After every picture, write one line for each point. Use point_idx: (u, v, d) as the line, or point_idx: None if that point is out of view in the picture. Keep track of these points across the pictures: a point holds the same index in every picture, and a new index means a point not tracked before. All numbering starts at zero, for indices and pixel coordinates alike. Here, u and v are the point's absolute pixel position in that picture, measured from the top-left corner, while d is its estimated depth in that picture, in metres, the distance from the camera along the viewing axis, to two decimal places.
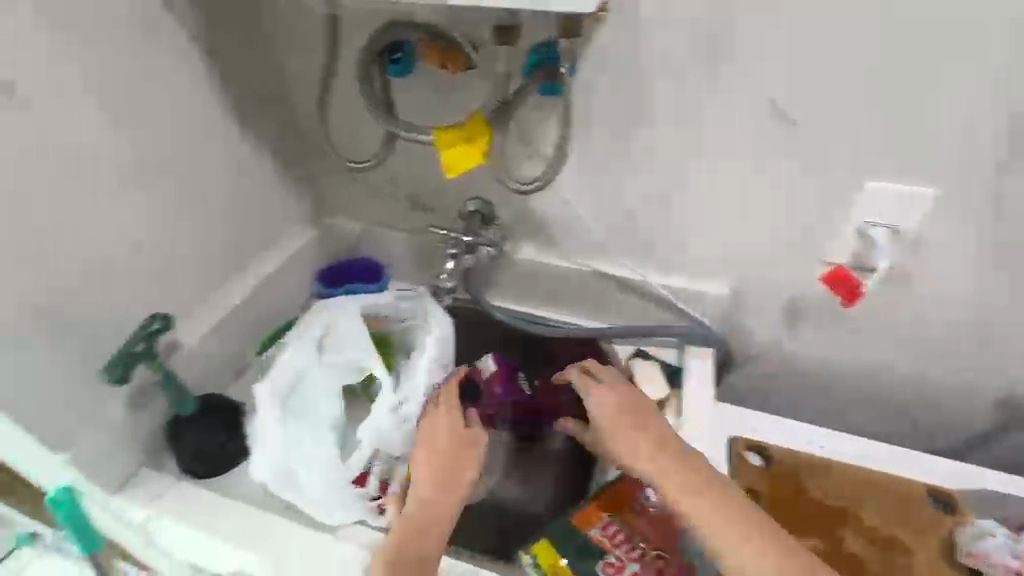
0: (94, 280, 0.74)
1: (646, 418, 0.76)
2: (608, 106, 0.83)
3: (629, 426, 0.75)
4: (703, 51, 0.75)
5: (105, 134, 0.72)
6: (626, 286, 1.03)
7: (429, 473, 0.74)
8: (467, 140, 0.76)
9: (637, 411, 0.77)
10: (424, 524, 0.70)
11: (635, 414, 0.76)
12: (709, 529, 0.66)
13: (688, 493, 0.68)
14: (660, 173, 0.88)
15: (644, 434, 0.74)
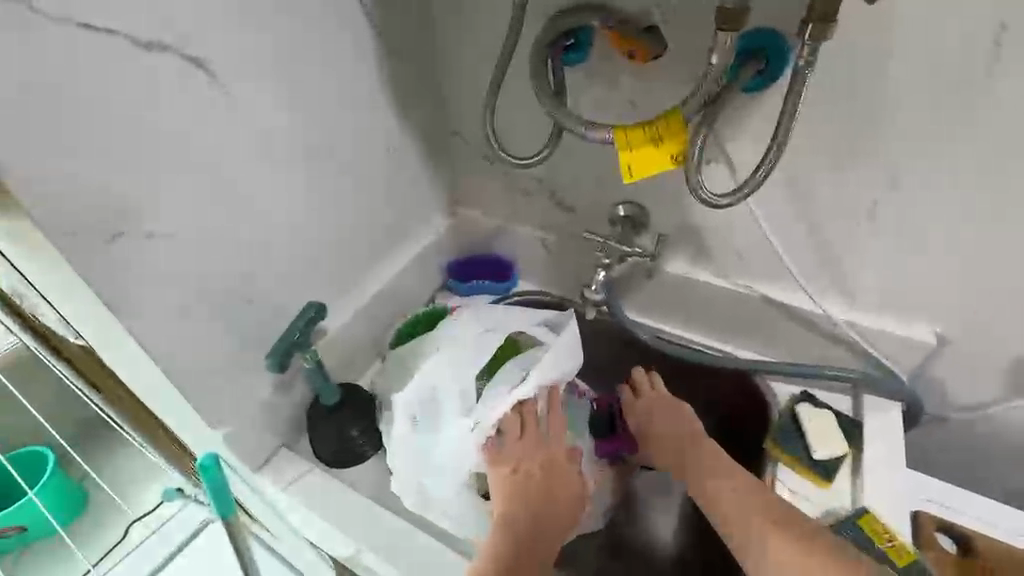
0: (263, 259, 0.75)
1: (698, 434, 0.81)
2: (829, 107, 0.70)
3: (676, 441, 0.81)
4: (981, 46, 0.61)
5: (286, 113, 0.72)
6: (796, 317, 0.88)
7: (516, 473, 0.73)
8: (657, 143, 0.66)
9: (678, 426, 0.82)
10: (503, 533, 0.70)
11: (678, 425, 0.82)
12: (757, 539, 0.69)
13: (738, 498, 0.73)
14: (874, 191, 0.74)
15: (695, 447, 0.79)
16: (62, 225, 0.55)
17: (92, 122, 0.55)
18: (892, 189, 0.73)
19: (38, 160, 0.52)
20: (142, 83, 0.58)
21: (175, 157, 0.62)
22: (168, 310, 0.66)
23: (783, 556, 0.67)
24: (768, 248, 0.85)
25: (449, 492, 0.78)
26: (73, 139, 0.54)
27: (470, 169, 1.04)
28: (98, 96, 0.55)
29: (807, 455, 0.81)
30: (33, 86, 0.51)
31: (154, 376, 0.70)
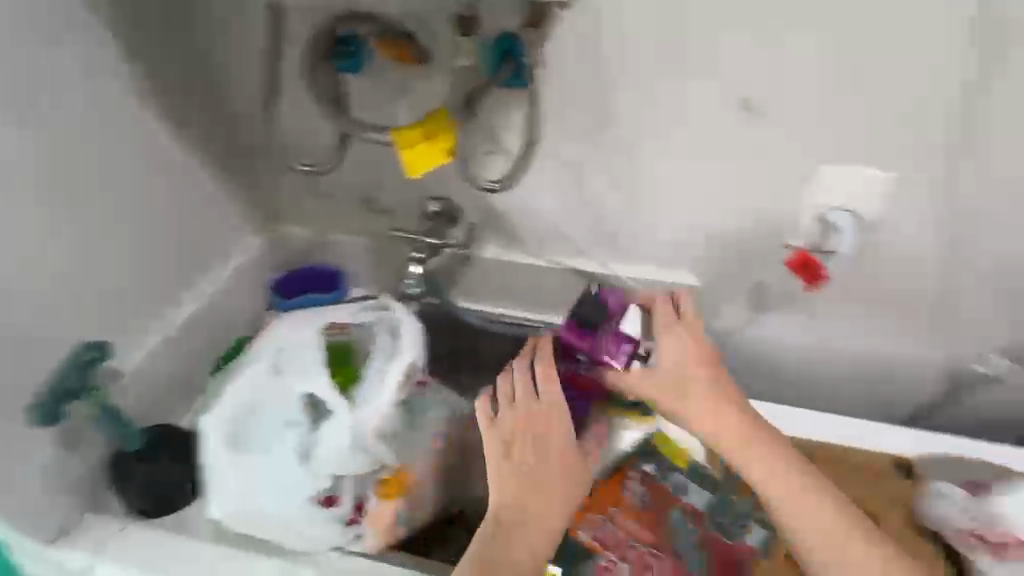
0: (25, 300, 0.68)
1: (717, 379, 0.68)
2: (575, 97, 0.83)
3: (673, 393, 0.68)
4: (665, 42, 0.76)
5: (16, 133, 0.65)
6: (594, 281, 1.01)
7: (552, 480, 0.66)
8: (427, 139, 0.72)
9: (704, 359, 0.68)
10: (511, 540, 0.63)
11: (691, 371, 0.68)
12: (798, 512, 0.65)
13: (770, 463, 0.67)
14: (625, 164, 0.87)
15: (715, 405, 0.67)
16: None
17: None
18: (637, 161, 0.87)
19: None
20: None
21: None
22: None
23: (804, 488, 0.66)
24: (558, 224, 0.97)
25: (305, 513, 0.70)
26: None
27: (277, 182, 1.02)
28: None
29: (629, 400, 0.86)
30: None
31: None
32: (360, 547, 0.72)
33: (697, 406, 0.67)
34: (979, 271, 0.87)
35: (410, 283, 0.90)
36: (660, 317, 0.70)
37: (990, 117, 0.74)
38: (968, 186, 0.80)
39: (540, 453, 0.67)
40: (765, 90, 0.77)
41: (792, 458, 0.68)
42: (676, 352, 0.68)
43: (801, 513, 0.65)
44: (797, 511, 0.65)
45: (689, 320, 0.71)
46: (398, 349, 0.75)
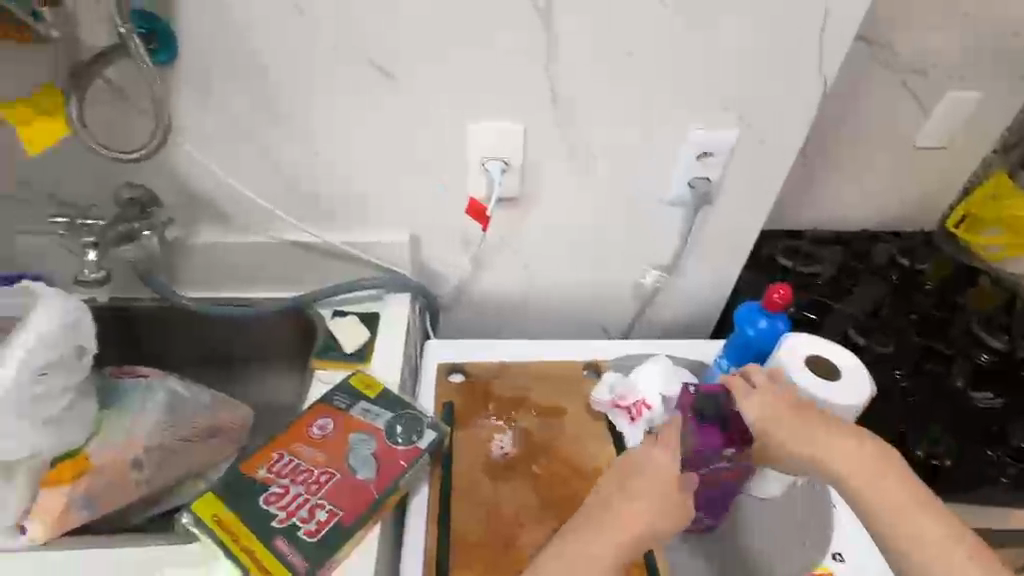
0: None
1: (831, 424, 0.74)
2: (230, 74, 0.87)
3: (654, 471, 0.73)
4: (294, 19, 0.83)
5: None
6: (314, 250, 1.07)
7: (636, 519, 0.70)
8: (43, 117, 0.77)
9: (823, 434, 0.74)
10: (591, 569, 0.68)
11: (795, 416, 0.74)
12: (902, 518, 0.70)
13: (891, 491, 0.71)
14: (300, 136, 0.94)
15: (818, 429, 0.74)
16: None
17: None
18: (311, 131, 0.93)
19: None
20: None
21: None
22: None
23: (878, 489, 0.71)
24: (260, 201, 1.00)
25: None
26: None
27: None
28: None
29: (343, 353, 0.99)
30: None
31: None
32: (18, 542, 0.71)
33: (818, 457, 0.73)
34: (617, 201, 1.08)
35: (88, 271, 0.89)
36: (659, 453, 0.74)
37: (576, 74, 0.92)
38: (582, 132, 0.98)
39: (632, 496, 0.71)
40: (395, 58, 0.88)
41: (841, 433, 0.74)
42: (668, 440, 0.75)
43: (878, 492, 0.71)
44: (909, 525, 0.69)
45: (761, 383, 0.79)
46: (39, 323, 0.70)
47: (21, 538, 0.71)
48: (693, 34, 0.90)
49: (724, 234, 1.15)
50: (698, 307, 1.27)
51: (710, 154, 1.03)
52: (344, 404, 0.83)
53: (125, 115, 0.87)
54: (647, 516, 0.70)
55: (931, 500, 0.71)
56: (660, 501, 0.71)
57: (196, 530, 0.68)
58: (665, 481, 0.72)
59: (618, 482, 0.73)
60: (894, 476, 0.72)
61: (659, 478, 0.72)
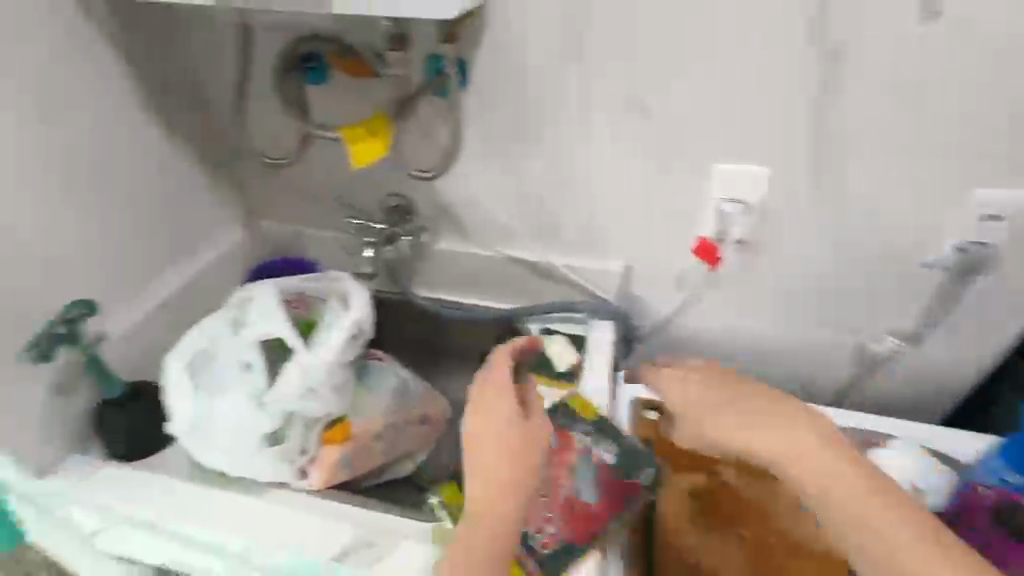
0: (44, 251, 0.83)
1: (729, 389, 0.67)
2: (504, 105, 0.97)
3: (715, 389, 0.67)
4: (573, 59, 0.90)
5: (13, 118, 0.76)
6: (532, 269, 1.13)
7: (486, 466, 0.64)
8: (372, 134, 0.85)
9: (787, 438, 0.61)
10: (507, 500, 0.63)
11: (701, 401, 0.67)
12: (865, 523, 0.58)
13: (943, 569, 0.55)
14: (549, 162, 1.01)
15: (806, 438, 0.61)
16: None
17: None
18: (560, 158, 1.00)
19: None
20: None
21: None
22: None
23: (866, 518, 0.58)
24: (497, 217, 1.09)
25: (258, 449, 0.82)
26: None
27: (255, 181, 1.18)
28: None
29: (554, 371, 1.02)
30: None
31: None
32: (302, 485, 0.84)
33: (710, 424, 0.65)
34: (863, 257, 0.98)
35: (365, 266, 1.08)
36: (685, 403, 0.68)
37: (849, 122, 0.86)
38: (841, 181, 0.91)
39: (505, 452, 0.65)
40: (657, 97, 0.91)
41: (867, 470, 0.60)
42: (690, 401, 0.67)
43: (863, 532, 0.58)
44: None
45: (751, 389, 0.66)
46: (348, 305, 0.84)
47: (304, 482, 0.84)
48: (1006, 85, 0.80)
49: (992, 309, 0.99)
50: (936, 387, 1.10)
51: (998, 217, 0.89)
52: (562, 420, 0.88)
53: (419, 143, 1.04)
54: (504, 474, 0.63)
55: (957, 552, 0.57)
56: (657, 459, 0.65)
57: (442, 512, 0.76)
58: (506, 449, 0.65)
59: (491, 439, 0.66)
60: (895, 508, 0.58)
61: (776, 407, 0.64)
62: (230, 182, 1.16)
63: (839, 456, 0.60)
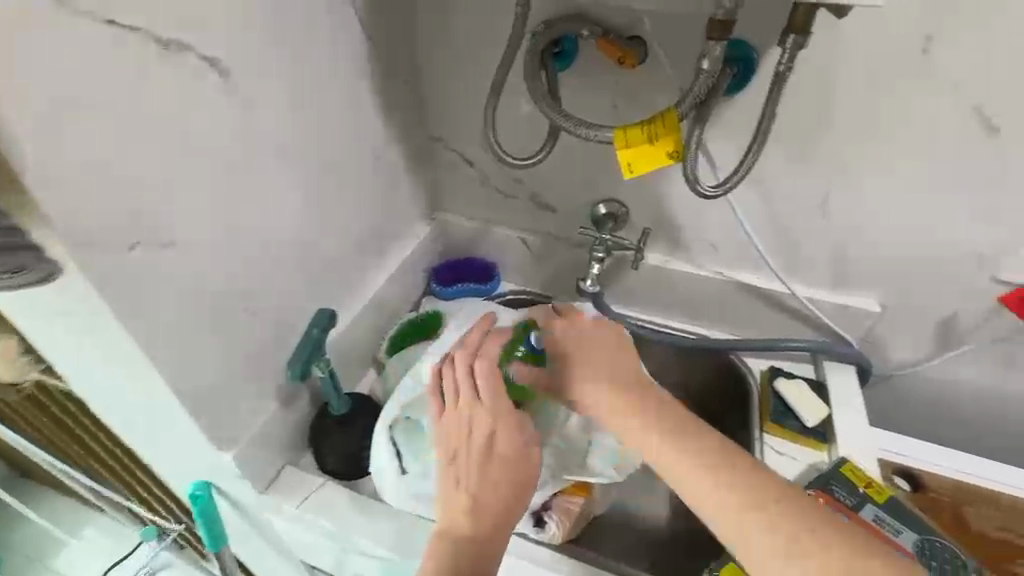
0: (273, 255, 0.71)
1: (659, 396, 0.63)
2: (792, 107, 0.78)
3: (654, 422, 0.61)
4: (913, 56, 0.71)
5: (277, 97, 0.65)
6: (760, 296, 0.97)
7: (443, 446, 0.66)
8: (653, 141, 0.72)
9: (672, 420, 0.61)
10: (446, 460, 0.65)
11: (637, 388, 0.64)
12: (725, 508, 0.54)
13: (749, 527, 0.52)
14: (828, 181, 0.83)
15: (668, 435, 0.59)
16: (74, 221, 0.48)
17: (103, 138, 0.48)
18: (843, 178, 0.82)
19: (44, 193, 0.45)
20: (129, 84, 0.49)
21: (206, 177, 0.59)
22: (184, 337, 0.61)
23: (735, 509, 0.53)
24: (737, 236, 0.93)
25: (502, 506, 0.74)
26: (107, 168, 0.49)
27: (445, 172, 1.04)
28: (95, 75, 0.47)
29: (802, 427, 0.88)
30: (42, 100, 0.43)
31: (166, 406, 0.64)
32: (542, 537, 0.76)
33: (631, 429, 0.61)
34: None
35: (589, 281, 0.95)
36: (604, 361, 0.67)
37: None
38: None
39: (481, 471, 0.63)
40: (1013, 113, 0.71)
41: (724, 460, 0.56)
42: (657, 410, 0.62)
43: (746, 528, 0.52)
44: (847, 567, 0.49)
45: (604, 342, 0.69)
46: None
47: (544, 535, 0.76)
48: None
49: None
50: None
51: None
52: (851, 500, 0.74)
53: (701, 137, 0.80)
54: (447, 432, 0.66)
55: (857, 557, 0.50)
56: (733, 492, 0.54)
57: None
58: (470, 426, 0.65)
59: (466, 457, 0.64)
60: (753, 506, 0.53)
61: (664, 419, 0.61)
62: (422, 172, 1.03)
63: (713, 448, 0.57)
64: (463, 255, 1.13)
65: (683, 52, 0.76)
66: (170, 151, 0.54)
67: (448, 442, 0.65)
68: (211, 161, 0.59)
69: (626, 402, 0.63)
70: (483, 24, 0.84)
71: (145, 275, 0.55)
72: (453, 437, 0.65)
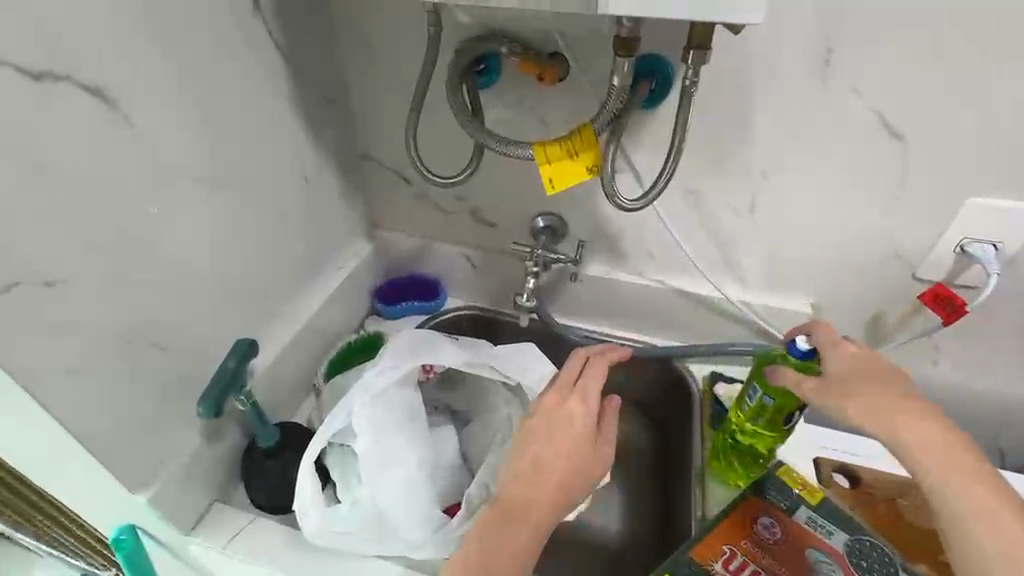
0: (187, 284, 0.68)
1: (874, 371, 0.68)
2: (711, 117, 0.80)
3: (859, 373, 0.68)
4: (817, 67, 0.73)
5: (179, 123, 0.63)
6: (697, 302, 0.99)
7: (538, 465, 0.64)
8: (573, 157, 0.73)
9: (880, 396, 0.65)
10: (545, 481, 0.63)
11: (852, 368, 0.69)
12: (947, 475, 0.60)
13: (956, 490, 0.59)
14: (751, 188, 0.85)
15: (875, 389, 0.66)
16: None
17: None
18: (765, 185, 0.84)
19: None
20: None
21: (95, 210, 0.56)
22: (81, 376, 0.58)
23: (938, 463, 0.60)
24: (671, 244, 0.94)
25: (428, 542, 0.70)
26: None
27: (382, 191, 1.03)
28: None
29: None
30: None
31: (66, 451, 0.61)
32: None
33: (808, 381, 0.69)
34: None
35: (526, 296, 0.95)
36: (836, 359, 0.70)
37: None
38: None
39: (547, 479, 0.63)
40: (914, 119, 0.74)
41: (946, 438, 0.62)
42: (848, 373, 0.69)
43: (969, 494, 0.59)
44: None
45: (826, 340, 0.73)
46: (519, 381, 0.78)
47: None
48: None
49: None
50: None
51: None
52: (785, 504, 0.75)
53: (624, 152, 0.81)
54: (563, 452, 0.64)
55: (999, 490, 0.59)
56: (946, 456, 0.61)
57: None
58: (555, 443, 0.65)
59: (547, 428, 0.66)
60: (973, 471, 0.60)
61: (877, 383, 0.67)
62: (357, 192, 1.02)
63: (942, 435, 0.62)
64: (407, 272, 1.12)
65: (602, 67, 0.77)
66: (52, 186, 0.52)
67: (548, 460, 0.64)
68: (102, 194, 0.56)
69: (824, 380, 0.69)
70: (406, 42, 0.84)
71: (25, 317, 0.52)
72: (567, 459, 0.64)
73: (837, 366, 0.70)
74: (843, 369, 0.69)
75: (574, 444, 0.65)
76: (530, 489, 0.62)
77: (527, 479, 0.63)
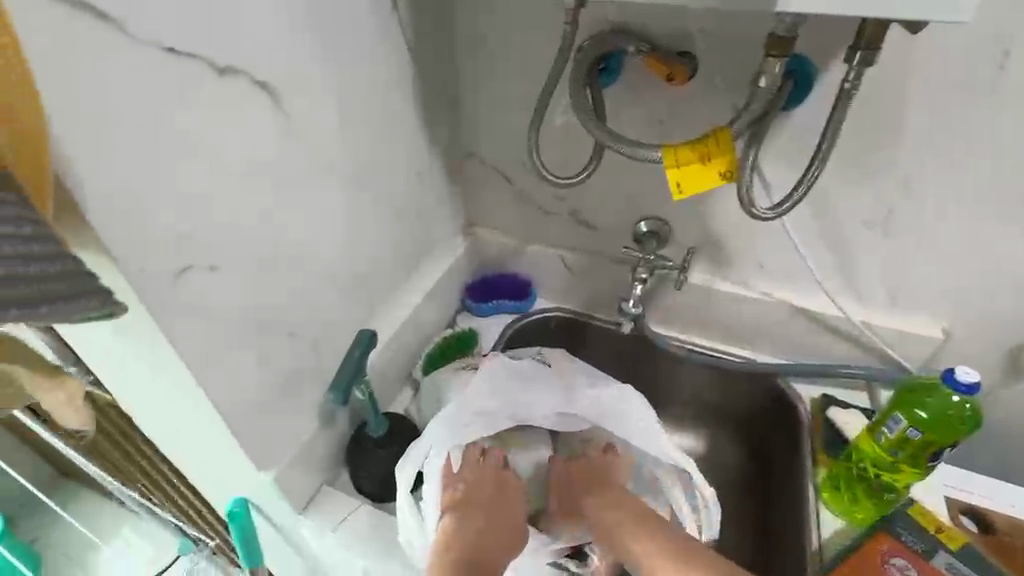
0: (317, 273, 0.71)
1: (632, 513, 0.77)
2: (852, 122, 0.74)
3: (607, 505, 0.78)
4: (990, 69, 0.66)
5: (323, 117, 0.65)
6: (811, 318, 0.92)
7: (468, 522, 0.73)
8: (704, 161, 0.69)
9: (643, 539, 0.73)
10: (471, 532, 0.72)
11: (599, 508, 0.78)
12: None
13: None
14: (889, 200, 0.79)
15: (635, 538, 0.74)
16: (131, 245, 0.48)
17: (161, 167, 0.49)
18: (906, 197, 0.78)
19: (103, 220, 0.45)
20: (182, 109, 0.49)
21: (254, 199, 0.59)
22: (229, 357, 0.61)
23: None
24: (787, 256, 0.89)
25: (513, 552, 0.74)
26: (158, 190, 0.49)
27: (482, 189, 1.03)
28: (155, 101, 0.47)
29: None
30: (108, 127, 0.44)
31: (208, 427, 0.64)
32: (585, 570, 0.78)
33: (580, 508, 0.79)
34: None
35: (631, 302, 0.93)
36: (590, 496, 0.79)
37: None
38: None
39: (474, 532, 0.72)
40: None
41: (666, 541, 0.73)
42: (593, 498, 0.79)
43: None
44: None
45: (584, 471, 0.82)
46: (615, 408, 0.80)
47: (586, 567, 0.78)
48: None
49: None
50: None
51: None
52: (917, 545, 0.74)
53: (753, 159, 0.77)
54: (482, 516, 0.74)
55: None
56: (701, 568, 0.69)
57: None
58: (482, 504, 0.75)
59: (478, 489, 0.76)
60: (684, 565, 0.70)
61: (638, 527, 0.75)
62: (459, 189, 1.02)
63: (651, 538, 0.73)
64: (499, 270, 1.11)
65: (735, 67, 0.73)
66: (221, 175, 0.55)
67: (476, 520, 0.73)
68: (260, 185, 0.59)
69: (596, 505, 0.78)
70: (528, 41, 0.83)
71: (192, 298, 0.55)
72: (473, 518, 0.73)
73: (594, 506, 0.78)
74: (618, 498, 0.78)
75: (481, 503, 0.74)
76: (452, 538, 0.71)
77: (458, 533, 0.72)
